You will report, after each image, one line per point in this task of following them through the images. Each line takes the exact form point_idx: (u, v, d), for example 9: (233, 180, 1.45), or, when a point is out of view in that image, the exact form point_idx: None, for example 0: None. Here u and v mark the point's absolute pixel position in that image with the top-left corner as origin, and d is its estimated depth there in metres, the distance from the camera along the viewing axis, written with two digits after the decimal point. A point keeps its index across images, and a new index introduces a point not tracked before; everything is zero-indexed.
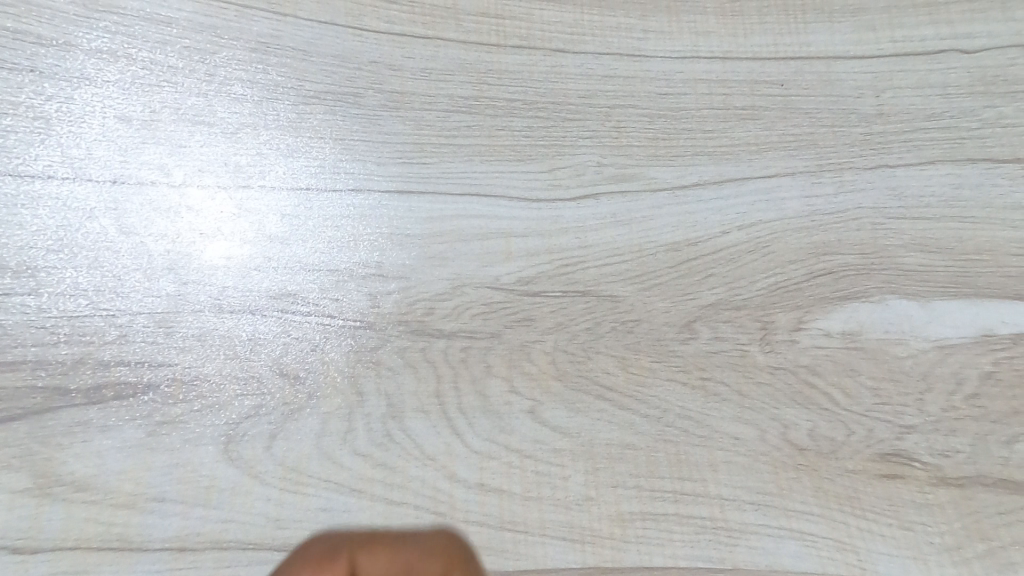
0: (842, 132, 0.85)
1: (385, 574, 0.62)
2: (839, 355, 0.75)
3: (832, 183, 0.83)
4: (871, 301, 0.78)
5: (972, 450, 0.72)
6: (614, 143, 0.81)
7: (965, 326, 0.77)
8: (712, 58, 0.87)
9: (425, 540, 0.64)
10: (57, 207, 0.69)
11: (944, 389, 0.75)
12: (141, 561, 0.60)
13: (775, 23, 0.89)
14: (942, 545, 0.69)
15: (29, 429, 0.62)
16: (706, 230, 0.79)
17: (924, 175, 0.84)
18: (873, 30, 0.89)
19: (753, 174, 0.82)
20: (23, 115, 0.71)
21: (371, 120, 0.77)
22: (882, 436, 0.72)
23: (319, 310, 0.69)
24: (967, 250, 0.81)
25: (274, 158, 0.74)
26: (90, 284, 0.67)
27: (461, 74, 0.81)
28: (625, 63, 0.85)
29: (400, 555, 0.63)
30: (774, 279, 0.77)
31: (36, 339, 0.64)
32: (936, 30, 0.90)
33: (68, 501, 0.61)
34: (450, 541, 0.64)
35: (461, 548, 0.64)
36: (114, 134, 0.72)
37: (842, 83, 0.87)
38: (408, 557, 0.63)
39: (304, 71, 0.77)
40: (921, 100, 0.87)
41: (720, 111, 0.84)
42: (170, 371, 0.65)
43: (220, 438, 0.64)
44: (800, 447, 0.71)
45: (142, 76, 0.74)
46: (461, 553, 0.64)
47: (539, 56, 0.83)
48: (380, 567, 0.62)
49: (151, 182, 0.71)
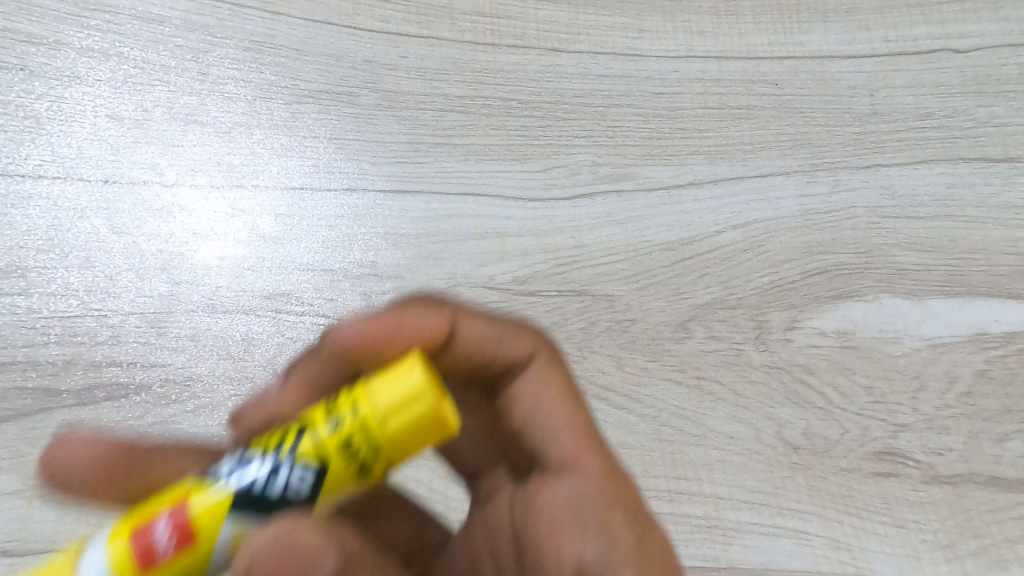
0: (837, 132, 0.85)
1: (487, 325, 0.46)
2: (833, 353, 0.75)
3: (826, 182, 0.83)
4: (865, 300, 0.78)
5: (964, 448, 0.73)
6: (609, 142, 0.81)
7: (958, 325, 0.77)
8: (707, 57, 0.87)
9: (523, 352, 0.47)
10: (48, 207, 0.68)
11: (937, 387, 0.75)
12: None
13: (769, 23, 0.89)
14: (935, 542, 0.69)
15: (18, 431, 0.62)
16: (701, 229, 0.79)
17: (917, 174, 0.84)
18: (867, 29, 0.90)
19: (747, 173, 0.82)
20: (13, 114, 0.70)
21: (365, 119, 0.77)
22: (876, 435, 0.73)
23: (313, 310, 0.69)
24: (959, 249, 0.81)
25: (268, 157, 0.73)
26: (82, 284, 0.66)
27: (456, 73, 0.80)
28: (620, 63, 0.85)
29: (493, 362, 0.46)
30: (769, 279, 0.78)
31: (27, 340, 0.64)
32: (929, 30, 0.90)
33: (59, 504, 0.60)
34: (554, 361, 0.48)
35: (567, 378, 0.48)
36: (105, 133, 0.71)
37: (836, 83, 0.87)
38: (503, 362, 0.46)
39: (298, 70, 0.77)
40: (914, 99, 0.87)
41: (715, 111, 0.84)
42: (163, 372, 0.65)
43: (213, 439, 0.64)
44: (795, 446, 0.71)
45: (134, 75, 0.74)
46: (568, 405, 0.47)
47: (534, 55, 0.83)
48: (465, 361, 0.46)
49: (143, 182, 0.70)
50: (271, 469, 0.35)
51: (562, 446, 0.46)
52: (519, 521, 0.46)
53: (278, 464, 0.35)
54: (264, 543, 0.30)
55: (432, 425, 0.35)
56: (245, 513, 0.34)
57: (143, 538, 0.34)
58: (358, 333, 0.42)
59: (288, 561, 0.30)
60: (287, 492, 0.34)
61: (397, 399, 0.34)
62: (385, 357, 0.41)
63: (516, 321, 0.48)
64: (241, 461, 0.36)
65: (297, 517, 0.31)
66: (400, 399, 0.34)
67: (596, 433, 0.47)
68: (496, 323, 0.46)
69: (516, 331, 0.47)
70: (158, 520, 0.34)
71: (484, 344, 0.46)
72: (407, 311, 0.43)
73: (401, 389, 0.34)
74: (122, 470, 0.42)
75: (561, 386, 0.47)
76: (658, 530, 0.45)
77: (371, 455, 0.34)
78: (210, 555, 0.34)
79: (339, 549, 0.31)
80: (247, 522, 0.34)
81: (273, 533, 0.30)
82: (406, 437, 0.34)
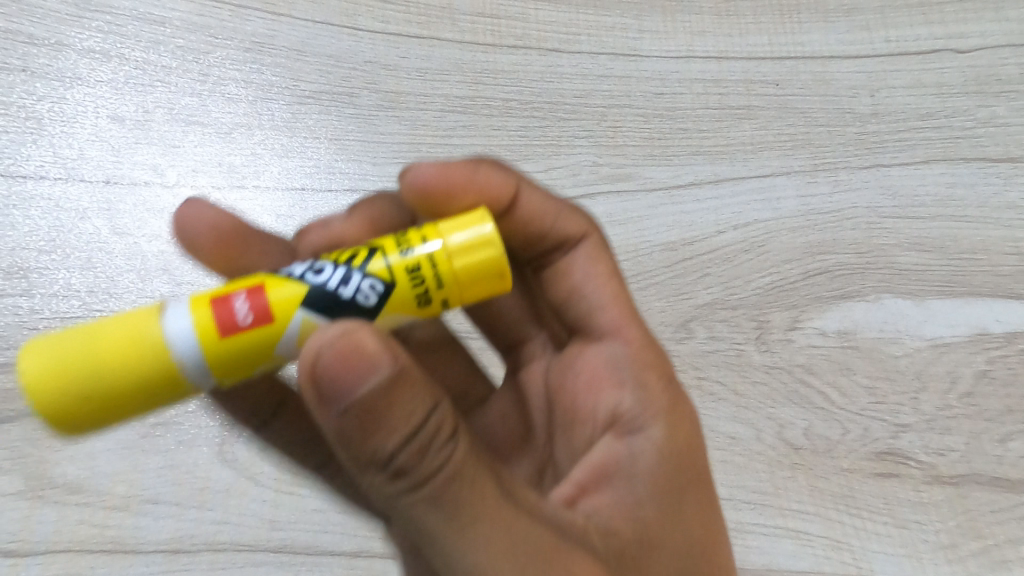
0: (837, 132, 0.85)
1: (543, 200, 0.56)
2: (835, 354, 0.75)
3: (827, 182, 0.83)
4: (866, 300, 0.78)
5: (966, 449, 0.73)
6: (610, 142, 0.81)
7: (959, 325, 0.77)
8: (707, 58, 0.87)
9: (575, 230, 0.57)
10: (49, 208, 0.68)
11: (938, 387, 0.75)
12: (135, 563, 0.60)
13: (770, 23, 0.89)
14: (937, 543, 0.69)
15: (20, 432, 0.62)
16: (701, 229, 0.79)
17: (918, 174, 0.84)
18: (867, 29, 0.90)
19: (748, 173, 0.82)
20: (15, 115, 0.70)
21: (366, 120, 0.77)
22: (877, 435, 0.72)
23: None
24: (960, 249, 0.81)
25: (269, 158, 0.73)
26: (84, 284, 0.66)
27: (456, 74, 0.81)
28: (621, 63, 0.85)
29: (547, 233, 0.56)
30: (770, 279, 0.78)
31: (28, 340, 0.64)
32: (930, 30, 0.90)
33: (61, 504, 0.61)
34: (601, 244, 0.58)
35: (611, 259, 0.58)
36: (107, 134, 0.71)
37: (837, 83, 0.87)
38: (557, 236, 0.57)
39: (299, 71, 0.77)
40: (915, 99, 0.87)
41: (715, 111, 0.84)
42: None
43: (214, 439, 0.64)
44: (796, 446, 0.71)
45: (135, 76, 0.74)
46: (612, 282, 0.56)
47: (535, 56, 0.83)
48: (524, 229, 0.56)
49: (145, 183, 0.70)
50: (342, 277, 0.43)
51: (607, 316, 0.55)
52: (556, 377, 0.58)
53: (351, 273, 0.43)
54: (331, 338, 0.38)
55: (487, 271, 0.43)
56: (313, 309, 0.43)
57: (223, 311, 0.42)
58: (437, 177, 0.51)
59: (352, 358, 0.38)
60: (357, 299, 0.43)
61: (465, 243, 0.43)
62: (455, 199, 0.51)
63: (571, 205, 0.58)
64: (312, 268, 0.44)
65: (354, 324, 0.39)
66: (467, 244, 0.43)
67: (635, 311, 0.56)
68: (554, 201, 0.56)
69: (571, 213, 0.57)
70: (236, 300, 0.43)
71: (542, 215, 0.56)
72: (480, 169, 0.53)
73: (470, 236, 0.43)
74: (227, 249, 0.54)
75: (607, 265, 0.57)
76: (688, 405, 0.53)
77: (434, 285, 0.43)
78: (275, 338, 0.43)
79: (393, 356, 0.39)
80: (315, 314, 0.43)
81: (343, 334, 0.39)
82: (465, 278, 0.43)
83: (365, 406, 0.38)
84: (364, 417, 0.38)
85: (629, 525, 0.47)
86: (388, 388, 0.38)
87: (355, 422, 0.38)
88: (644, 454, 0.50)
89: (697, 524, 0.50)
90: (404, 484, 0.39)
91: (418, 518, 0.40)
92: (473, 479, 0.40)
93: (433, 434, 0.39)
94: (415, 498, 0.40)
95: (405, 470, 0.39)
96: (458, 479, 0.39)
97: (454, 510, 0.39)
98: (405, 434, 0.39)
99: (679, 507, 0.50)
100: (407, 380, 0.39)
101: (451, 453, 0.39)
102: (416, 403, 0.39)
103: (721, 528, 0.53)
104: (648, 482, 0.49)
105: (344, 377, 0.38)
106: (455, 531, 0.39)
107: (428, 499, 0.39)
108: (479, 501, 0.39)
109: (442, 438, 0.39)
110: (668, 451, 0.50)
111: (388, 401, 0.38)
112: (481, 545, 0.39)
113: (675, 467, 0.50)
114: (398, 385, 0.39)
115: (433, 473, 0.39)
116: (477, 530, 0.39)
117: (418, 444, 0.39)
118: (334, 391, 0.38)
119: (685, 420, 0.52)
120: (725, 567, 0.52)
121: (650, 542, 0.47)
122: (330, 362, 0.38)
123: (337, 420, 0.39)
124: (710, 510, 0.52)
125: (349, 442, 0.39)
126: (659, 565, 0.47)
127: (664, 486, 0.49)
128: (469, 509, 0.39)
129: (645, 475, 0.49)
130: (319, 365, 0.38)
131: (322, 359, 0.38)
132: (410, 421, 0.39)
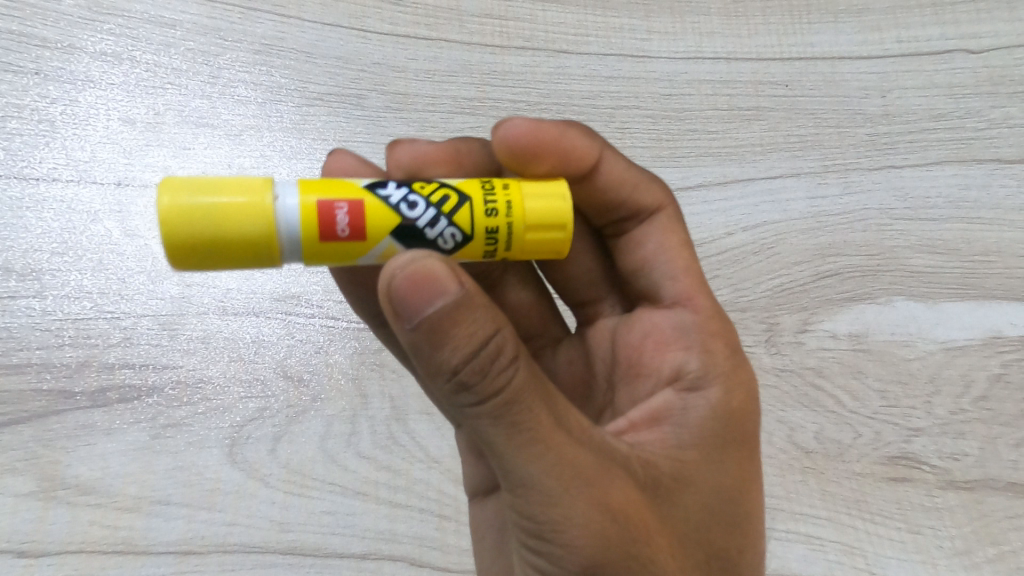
0: (848, 133, 0.85)
1: (623, 172, 0.58)
2: (846, 357, 0.75)
3: (837, 183, 0.82)
4: (877, 302, 0.77)
5: (980, 453, 0.72)
6: (618, 144, 0.81)
7: (973, 327, 0.77)
8: (716, 59, 0.86)
9: (651, 203, 0.58)
10: (61, 210, 0.69)
11: (952, 391, 0.74)
12: (146, 564, 0.60)
13: (779, 24, 0.89)
14: (951, 548, 0.68)
15: (32, 433, 0.62)
16: (711, 231, 0.78)
17: (930, 176, 0.83)
18: (878, 30, 0.89)
19: (758, 174, 0.82)
20: (28, 118, 0.71)
21: (375, 121, 0.77)
22: (889, 439, 0.72)
23: (323, 312, 0.70)
24: (974, 251, 0.80)
25: (278, 160, 0.74)
26: (95, 286, 0.67)
27: (465, 75, 0.81)
28: (629, 64, 0.84)
29: (625, 201, 0.58)
30: (780, 281, 0.77)
31: (41, 342, 0.64)
32: (941, 30, 0.89)
33: (73, 505, 0.61)
34: (675, 217, 0.59)
35: (683, 232, 0.59)
36: (118, 136, 0.72)
37: (847, 84, 0.87)
38: (634, 205, 0.58)
39: (308, 73, 0.77)
40: (926, 100, 0.86)
41: (724, 112, 0.84)
42: (174, 373, 0.65)
43: (224, 441, 0.64)
44: (807, 450, 0.71)
45: (146, 79, 0.74)
46: (684, 254, 0.58)
47: (543, 57, 0.83)
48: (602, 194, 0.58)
49: (156, 185, 0.71)
50: (430, 217, 0.44)
51: (678, 282, 0.57)
52: (624, 334, 0.59)
53: (437, 215, 0.44)
54: (405, 262, 0.37)
55: (554, 247, 0.46)
56: (400, 241, 0.44)
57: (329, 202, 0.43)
58: (530, 135, 0.52)
59: (423, 280, 0.36)
60: (437, 241, 0.44)
61: (545, 212, 0.45)
62: (543, 152, 0.52)
63: (649, 176, 0.60)
64: (406, 198, 0.44)
65: (430, 254, 0.38)
66: (552, 217, 0.45)
67: (704, 281, 0.57)
68: (635, 171, 0.58)
69: (651, 183, 0.59)
70: (342, 203, 0.43)
71: (622, 184, 0.58)
72: (568, 129, 0.54)
73: (559, 211, 0.45)
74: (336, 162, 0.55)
75: (679, 236, 0.58)
76: (749, 373, 0.53)
77: (503, 247, 0.45)
78: (369, 250, 0.44)
79: (462, 281, 0.37)
80: (400, 243, 0.44)
81: (413, 258, 0.37)
82: (541, 249, 0.46)
83: (434, 323, 0.36)
84: (432, 334, 0.37)
85: (673, 463, 0.47)
86: (458, 310, 0.37)
87: (424, 336, 0.37)
88: (698, 407, 0.50)
89: (736, 480, 0.50)
90: (468, 401, 0.38)
91: (482, 433, 0.39)
92: (539, 399, 0.39)
93: (499, 353, 0.37)
94: (479, 413, 0.38)
95: (468, 385, 0.37)
96: (524, 399, 0.38)
97: (518, 427, 0.38)
98: (470, 350, 0.37)
99: (723, 459, 0.49)
100: (479, 301, 0.37)
101: (518, 374, 0.38)
102: (487, 327, 0.37)
103: (759, 488, 0.52)
104: (696, 431, 0.49)
105: (418, 296, 0.36)
106: (516, 448, 0.38)
107: (493, 414, 0.38)
108: (542, 421, 0.38)
109: (511, 358, 0.38)
110: (721, 410, 0.51)
111: (456, 318, 0.37)
112: (539, 463, 0.38)
113: (724, 425, 0.50)
114: (469, 307, 0.37)
115: (499, 392, 0.37)
116: (538, 449, 0.38)
117: (485, 363, 0.37)
118: (405, 308, 0.37)
119: (743, 385, 0.52)
120: (756, 524, 0.51)
121: (690, 487, 0.47)
122: (402, 283, 0.36)
123: (407, 334, 0.37)
124: (753, 470, 0.51)
125: (417, 357, 0.38)
126: (694, 508, 0.47)
127: (712, 438, 0.50)
128: (535, 425, 0.38)
129: (694, 424, 0.50)
130: (391, 286, 0.37)
131: (395, 281, 0.37)
132: (479, 339, 0.37)
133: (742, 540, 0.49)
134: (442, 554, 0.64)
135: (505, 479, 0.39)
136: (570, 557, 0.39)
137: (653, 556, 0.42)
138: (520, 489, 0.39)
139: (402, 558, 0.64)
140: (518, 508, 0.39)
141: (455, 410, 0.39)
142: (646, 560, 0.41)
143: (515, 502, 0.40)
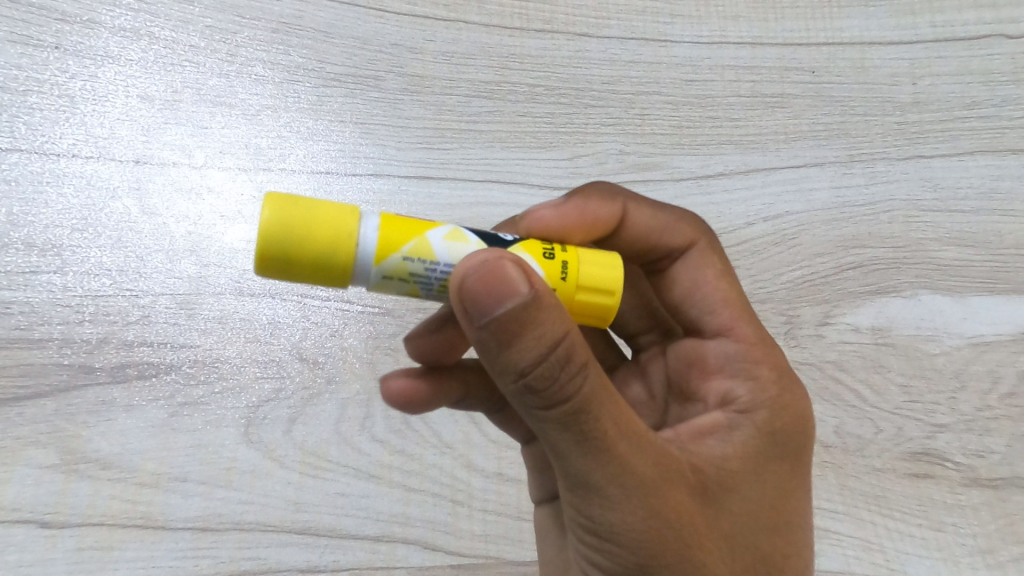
0: (876, 122, 0.82)
1: (647, 223, 0.56)
2: (867, 351, 0.73)
3: (863, 173, 0.80)
4: (902, 296, 0.75)
5: (1007, 451, 0.70)
6: (638, 131, 0.79)
7: (1001, 322, 0.75)
8: (741, 43, 0.84)
9: (681, 241, 0.56)
10: (81, 186, 0.69)
11: (978, 388, 0.72)
12: (165, 540, 0.61)
13: (808, 7, 0.86)
14: (974, 547, 0.67)
15: (54, 407, 0.62)
16: (731, 221, 0.76)
17: (961, 166, 0.81)
18: (911, 14, 0.86)
19: (781, 163, 0.79)
20: (49, 93, 0.70)
21: (391, 104, 0.76)
22: (912, 435, 0.70)
23: (338, 295, 0.69)
24: (1005, 245, 0.78)
25: (295, 141, 0.73)
26: (114, 263, 0.67)
27: (482, 58, 0.79)
28: (651, 48, 0.82)
29: (655, 246, 0.56)
30: (801, 272, 0.75)
31: (62, 317, 0.64)
32: (978, 16, 0.87)
33: (94, 479, 0.61)
34: (711, 248, 0.57)
35: (721, 262, 0.56)
36: (137, 113, 0.71)
37: (875, 70, 0.84)
38: (665, 246, 0.56)
39: (325, 53, 0.76)
40: (960, 88, 0.84)
41: (748, 99, 0.82)
42: (192, 352, 0.66)
43: (241, 421, 0.64)
44: (826, 444, 0.69)
45: (164, 55, 0.73)
46: (723, 283, 0.55)
47: (563, 41, 0.81)
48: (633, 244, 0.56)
49: (174, 163, 0.70)
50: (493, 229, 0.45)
51: (719, 314, 0.54)
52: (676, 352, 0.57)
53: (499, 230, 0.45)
54: (476, 262, 0.36)
55: (609, 284, 0.43)
56: (468, 227, 0.42)
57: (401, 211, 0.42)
58: (559, 220, 0.49)
59: (494, 280, 0.35)
60: (499, 236, 0.43)
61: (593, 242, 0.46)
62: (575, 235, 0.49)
63: (677, 214, 0.57)
64: None
65: (502, 254, 0.37)
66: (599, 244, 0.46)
67: (748, 308, 0.55)
68: (661, 215, 0.56)
69: (680, 222, 0.56)
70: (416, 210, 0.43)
71: (651, 231, 0.56)
72: (587, 203, 0.52)
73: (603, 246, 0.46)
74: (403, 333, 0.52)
75: (718, 267, 0.56)
76: (802, 393, 0.52)
77: (561, 251, 0.43)
78: (439, 231, 0.41)
79: (533, 283, 0.36)
80: (467, 231, 0.42)
81: (484, 258, 0.36)
82: (594, 257, 0.43)
83: (503, 324, 0.35)
84: (500, 334, 0.36)
85: (720, 471, 0.46)
86: (528, 313, 0.35)
87: (493, 335, 0.36)
88: (748, 425, 0.49)
89: (781, 493, 0.48)
90: (535, 402, 0.37)
91: (545, 435, 0.38)
92: (605, 407, 0.38)
93: (568, 360, 0.36)
94: (544, 415, 0.37)
95: (535, 386, 0.36)
96: (592, 407, 0.37)
97: (584, 433, 0.37)
98: (538, 352, 0.36)
99: (769, 472, 0.48)
100: (550, 306, 0.36)
101: (586, 381, 0.37)
102: (557, 331, 0.36)
103: (806, 500, 0.50)
104: (747, 445, 0.48)
105: (488, 296, 0.35)
106: (582, 454, 0.38)
107: (559, 418, 0.37)
108: (607, 429, 0.38)
109: (579, 364, 0.36)
110: (773, 427, 0.49)
111: (525, 320, 0.35)
112: (600, 468, 0.38)
113: (776, 440, 0.49)
114: (541, 311, 0.35)
115: (567, 397, 0.36)
116: (601, 455, 0.38)
117: (554, 369, 0.36)
118: (475, 307, 0.35)
119: (795, 406, 0.51)
120: (802, 535, 0.49)
121: (740, 496, 0.46)
122: (472, 283, 0.35)
123: (475, 333, 0.36)
124: (802, 482, 0.50)
125: (484, 356, 0.37)
126: (740, 517, 0.45)
127: (760, 451, 0.48)
128: (601, 433, 0.37)
129: (744, 437, 0.48)
130: (461, 286, 0.36)
131: (465, 281, 0.35)
132: (548, 343, 0.36)
133: (789, 547, 0.48)
134: (455, 539, 0.64)
135: (566, 481, 0.39)
136: (625, 553, 0.40)
137: (703, 559, 0.41)
138: (582, 490, 0.39)
139: (415, 542, 0.63)
140: (577, 506, 0.40)
141: (522, 408, 0.38)
142: (696, 561, 0.41)
143: (573, 501, 0.40)
